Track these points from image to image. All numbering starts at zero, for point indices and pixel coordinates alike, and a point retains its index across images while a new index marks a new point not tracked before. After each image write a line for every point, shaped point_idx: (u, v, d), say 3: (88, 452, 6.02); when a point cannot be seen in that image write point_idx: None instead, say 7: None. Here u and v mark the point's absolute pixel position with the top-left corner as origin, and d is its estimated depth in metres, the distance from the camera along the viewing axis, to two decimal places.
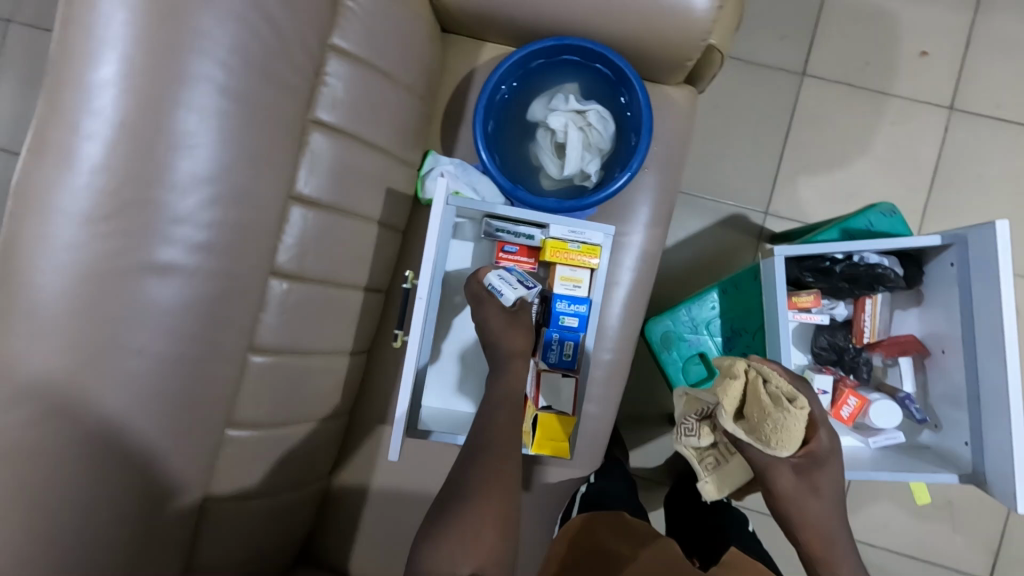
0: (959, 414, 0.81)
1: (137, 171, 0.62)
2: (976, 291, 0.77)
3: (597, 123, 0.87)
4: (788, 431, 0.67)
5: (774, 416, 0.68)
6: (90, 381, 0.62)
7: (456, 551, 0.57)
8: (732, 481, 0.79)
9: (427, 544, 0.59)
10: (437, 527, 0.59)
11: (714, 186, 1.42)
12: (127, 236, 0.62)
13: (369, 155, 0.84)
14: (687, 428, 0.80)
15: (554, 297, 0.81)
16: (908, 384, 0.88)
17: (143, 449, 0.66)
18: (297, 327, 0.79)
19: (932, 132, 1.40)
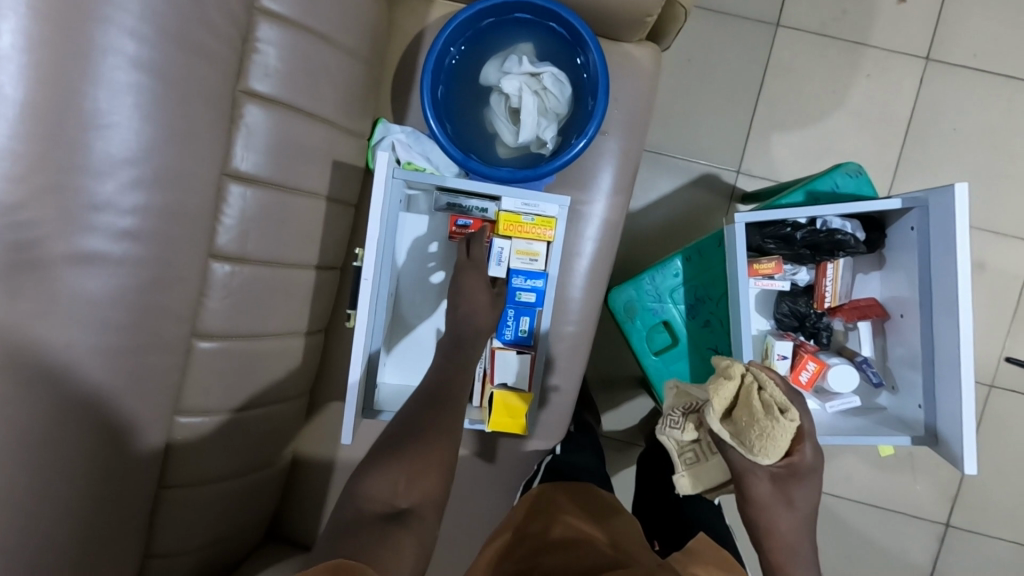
0: (914, 376, 0.81)
1: (50, 155, 0.58)
2: (933, 255, 0.76)
3: (552, 86, 0.82)
4: (773, 440, 0.68)
5: (762, 424, 0.69)
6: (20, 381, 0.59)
7: (397, 484, 0.57)
8: (708, 479, 0.80)
9: (367, 474, 0.58)
10: (381, 460, 0.59)
11: (685, 145, 1.38)
12: (44, 225, 0.59)
13: (312, 128, 0.79)
14: (672, 420, 0.81)
15: (510, 273, 0.78)
16: (867, 349, 0.88)
17: (85, 445, 0.64)
18: (244, 311, 0.77)
19: (907, 84, 1.37)
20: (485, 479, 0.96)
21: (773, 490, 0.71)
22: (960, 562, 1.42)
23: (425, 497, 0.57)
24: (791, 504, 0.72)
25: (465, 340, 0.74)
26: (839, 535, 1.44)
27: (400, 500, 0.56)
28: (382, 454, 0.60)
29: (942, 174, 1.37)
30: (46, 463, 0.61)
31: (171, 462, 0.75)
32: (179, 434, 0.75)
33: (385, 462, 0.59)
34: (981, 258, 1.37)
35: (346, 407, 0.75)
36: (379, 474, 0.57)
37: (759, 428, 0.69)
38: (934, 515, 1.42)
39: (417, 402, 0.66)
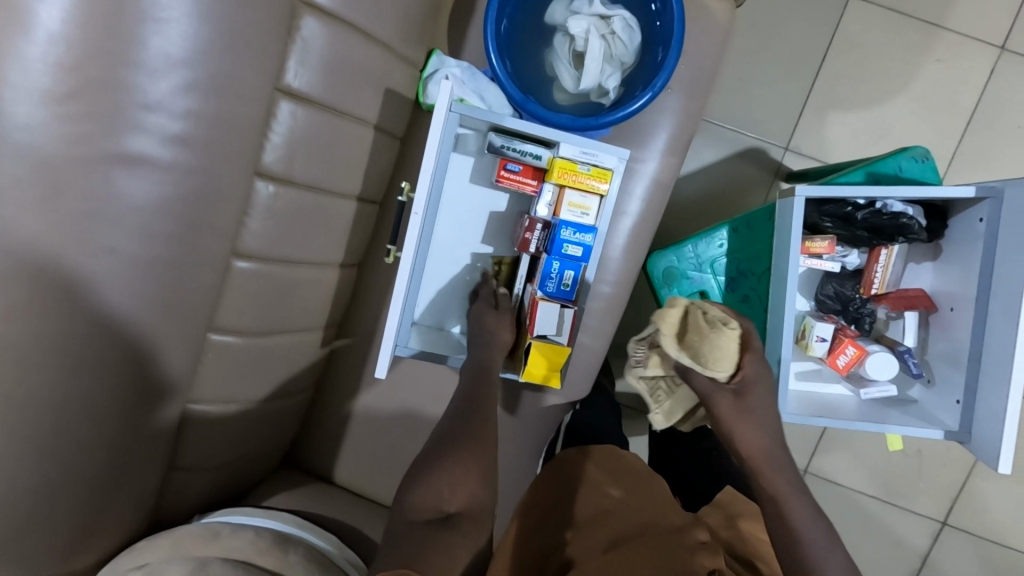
0: (952, 373, 0.80)
1: (104, 45, 0.55)
2: (1002, 250, 0.73)
3: (621, 32, 0.78)
4: (723, 350, 0.76)
5: (712, 337, 0.75)
6: (66, 276, 0.58)
7: (444, 488, 0.60)
8: (678, 410, 0.86)
9: (416, 483, 0.61)
10: (425, 467, 0.62)
11: (733, 116, 1.33)
12: (95, 119, 0.56)
13: (368, 49, 0.75)
14: (637, 358, 0.88)
15: (559, 223, 0.74)
16: (910, 339, 0.85)
17: (120, 351, 0.63)
18: (284, 234, 0.75)
19: (977, 74, 1.30)
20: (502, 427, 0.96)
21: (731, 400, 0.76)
22: (950, 559, 1.44)
23: (470, 500, 0.61)
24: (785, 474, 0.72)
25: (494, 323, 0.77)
26: (836, 523, 1.46)
27: (447, 505, 0.60)
28: (427, 460, 0.63)
29: (999, 173, 1.32)
30: (79, 363, 0.60)
31: (201, 381, 0.75)
32: (210, 353, 0.75)
33: (431, 467, 0.62)
34: None
35: (382, 340, 0.72)
36: (425, 482, 0.61)
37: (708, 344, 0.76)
38: (932, 511, 1.43)
39: (463, 401, 0.69)
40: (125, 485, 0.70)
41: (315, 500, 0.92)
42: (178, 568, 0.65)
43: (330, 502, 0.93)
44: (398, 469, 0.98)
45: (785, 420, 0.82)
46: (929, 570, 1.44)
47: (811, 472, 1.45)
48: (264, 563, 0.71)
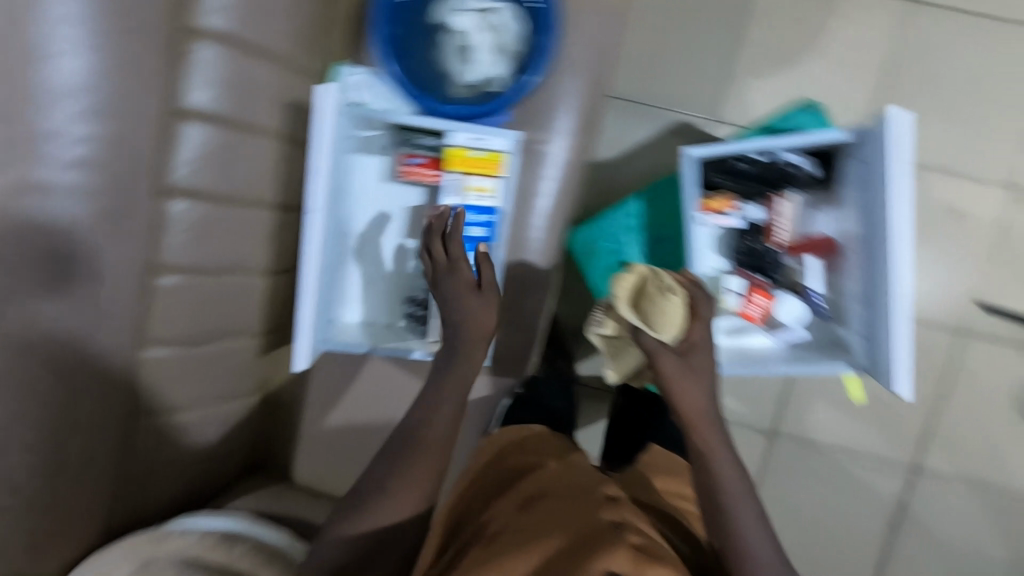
0: (853, 314, 0.84)
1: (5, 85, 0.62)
2: (879, 188, 0.76)
3: (504, 24, 0.83)
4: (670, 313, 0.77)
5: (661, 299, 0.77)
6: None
7: (376, 516, 0.71)
8: (626, 367, 0.88)
9: (354, 507, 0.72)
10: (364, 501, 0.72)
11: (657, 93, 1.37)
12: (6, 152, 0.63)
13: (265, 65, 0.80)
14: (594, 318, 0.89)
15: (460, 208, 0.79)
16: (818, 282, 0.89)
17: (51, 361, 0.68)
18: (202, 245, 0.79)
19: (888, 27, 1.34)
20: None
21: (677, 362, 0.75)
22: (919, 499, 1.49)
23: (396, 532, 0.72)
24: (700, 423, 0.75)
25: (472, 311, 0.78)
26: (807, 479, 1.48)
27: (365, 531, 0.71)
28: (369, 484, 0.73)
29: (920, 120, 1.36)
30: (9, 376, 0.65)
31: (141, 397, 0.79)
32: (146, 369, 0.78)
33: (366, 500, 0.72)
34: (952, 205, 1.38)
35: (300, 333, 0.75)
36: (356, 515, 0.71)
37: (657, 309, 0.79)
38: (897, 454, 1.48)
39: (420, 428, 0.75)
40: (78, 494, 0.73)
41: (274, 501, 0.95)
42: None
43: (290, 502, 0.96)
44: (353, 464, 1.01)
45: (725, 374, 0.84)
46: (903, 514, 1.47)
47: (778, 432, 1.47)
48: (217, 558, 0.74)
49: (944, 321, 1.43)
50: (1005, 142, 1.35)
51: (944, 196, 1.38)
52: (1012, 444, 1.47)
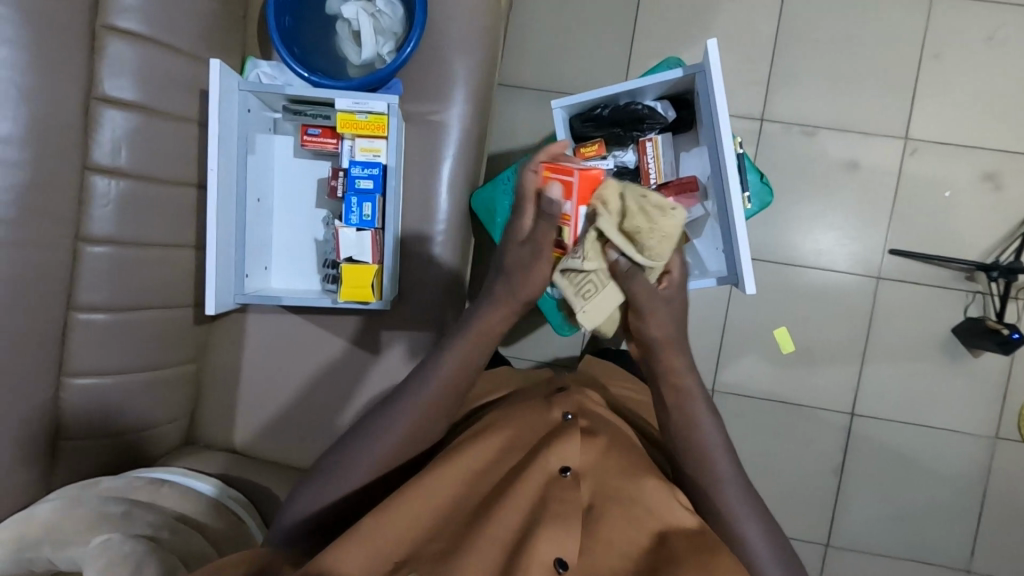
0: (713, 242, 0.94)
1: None
2: (704, 120, 0.89)
3: (384, 8, 0.95)
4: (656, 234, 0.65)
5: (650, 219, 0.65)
6: None
7: (383, 443, 0.73)
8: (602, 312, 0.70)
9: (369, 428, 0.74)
10: (383, 415, 0.74)
11: (569, 82, 1.49)
12: None
13: (174, 59, 0.93)
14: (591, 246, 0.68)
15: (350, 163, 0.89)
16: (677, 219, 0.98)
17: None
18: (128, 218, 0.89)
19: (769, 4, 1.47)
20: (375, 369, 1.07)
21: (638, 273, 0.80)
22: (868, 447, 1.50)
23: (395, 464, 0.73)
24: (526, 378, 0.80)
25: (530, 275, 0.71)
26: (752, 435, 1.52)
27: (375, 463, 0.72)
28: (390, 405, 0.75)
29: (810, 83, 1.47)
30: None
31: (70, 352, 0.87)
32: (77, 329, 0.87)
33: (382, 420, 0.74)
34: (852, 159, 1.47)
35: (206, 280, 0.84)
36: (371, 436, 0.73)
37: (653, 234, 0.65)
38: (840, 405, 1.50)
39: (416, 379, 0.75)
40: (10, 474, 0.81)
41: (212, 463, 1.02)
42: (47, 503, 0.77)
43: (228, 465, 1.02)
44: (288, 430, 1.08)
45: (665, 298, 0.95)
46: (848, 461, 1.50)
47: (719, 391, 1.52)
48: (136, 496, 0.82)
49: (865, 270, 1.48)
50: (891, 97, 1.46)
51: (845, 151, 1.47)
52: (953, 386, 1.48)
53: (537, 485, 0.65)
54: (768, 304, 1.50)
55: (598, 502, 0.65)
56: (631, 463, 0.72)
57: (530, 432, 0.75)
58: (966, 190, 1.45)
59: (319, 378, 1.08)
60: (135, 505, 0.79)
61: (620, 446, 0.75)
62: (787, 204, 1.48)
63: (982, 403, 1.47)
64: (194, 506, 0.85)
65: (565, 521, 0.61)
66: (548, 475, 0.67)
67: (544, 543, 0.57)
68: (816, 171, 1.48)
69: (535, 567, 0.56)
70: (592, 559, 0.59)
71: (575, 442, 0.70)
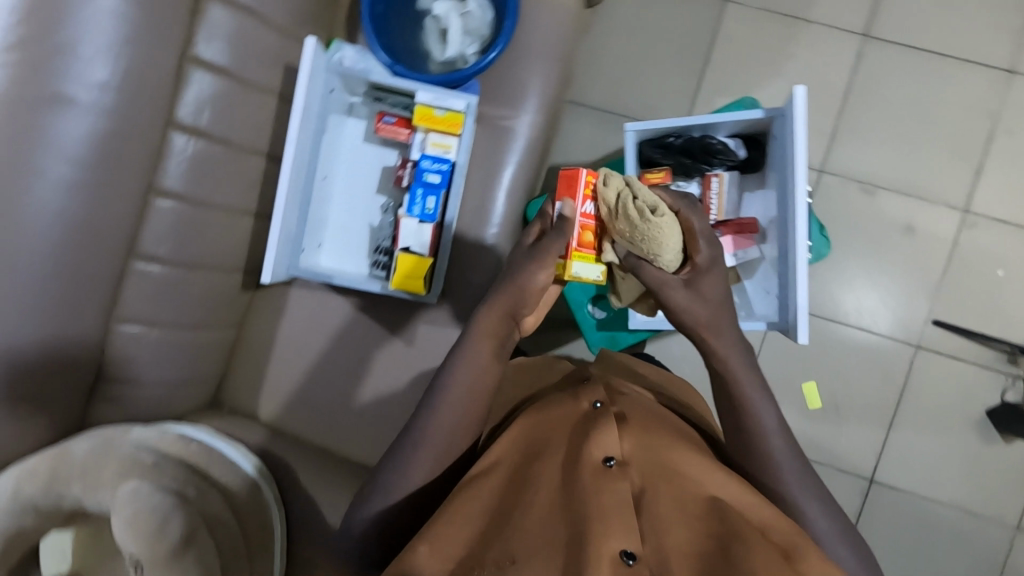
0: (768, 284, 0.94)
1: (44, 57, 0.77)
2: (779, 163, 0.89)
3: (475, 10, 0.97)
4: (656, 237, 0.76)
5: (643, 226, 0.76)
6: (10, 215, 0.77)
7: (411, 465, 0.69)
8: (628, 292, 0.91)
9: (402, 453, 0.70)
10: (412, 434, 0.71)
11: (634, 107, 1.49)
12: (36, 94, 0.77)
13: (267, 31, 0.95)
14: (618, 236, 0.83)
15: (420, 156, 0.90)
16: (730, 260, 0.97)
17: (31, 317, 0.79)
18: (198, 177, 0.92)
19: (845, 57, 1.46)
20: (407, 359, 1.08)
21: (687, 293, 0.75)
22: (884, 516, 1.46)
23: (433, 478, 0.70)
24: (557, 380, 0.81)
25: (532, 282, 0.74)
26: None
27: (412, 481, 0.69)
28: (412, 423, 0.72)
29: (874, 142, 1.46)
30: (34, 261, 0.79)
31: (126, 297, 0.89)
32: (133, 277, 0.89)
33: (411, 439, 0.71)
34: (907, 223, 1.45)
35: (266, 249, 0.86)
36: (399, 464, 0.70)
37: (644, 233, 0.77)
38: (860, 468, 1.46)
39: (445, 390, 0.72)
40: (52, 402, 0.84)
41: (235, 428, 1.03)
42: (84, 442, 0.77)
43: (249, 432, 1.03)
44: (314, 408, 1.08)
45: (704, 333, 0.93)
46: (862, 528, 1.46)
47: None
48: (167, 448, 0.83)
49: (905, 335, 1.45)
50: (954, 167, 1.44)
51: (901, 213, 1.45)
52: (978, 466, 1.44)
53: (586, 481, 0.60)
54: (801, 355, 1.48)
55: (650, 491, 0.60)
56: (670, 443, 0.68)
57: (562, 422, 0.71)
58: (1019, 270, 1.43)
59: (351, 361, 1.08)
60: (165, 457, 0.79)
61: (655, 428, 0.71)
62: (834, 259, 1.47)
63: (1006, 488, 1.44)
64: (220, 469, 0.86)
65: (623, 517, 0.56)
66: (593, 467, 0.62)
67: (611, 538, 0.54)
68: (869, 230, 1.46)
69: (603, 564, 0.51)
70: (664, 557, 0.54)
71: (612, 431, 0.66)
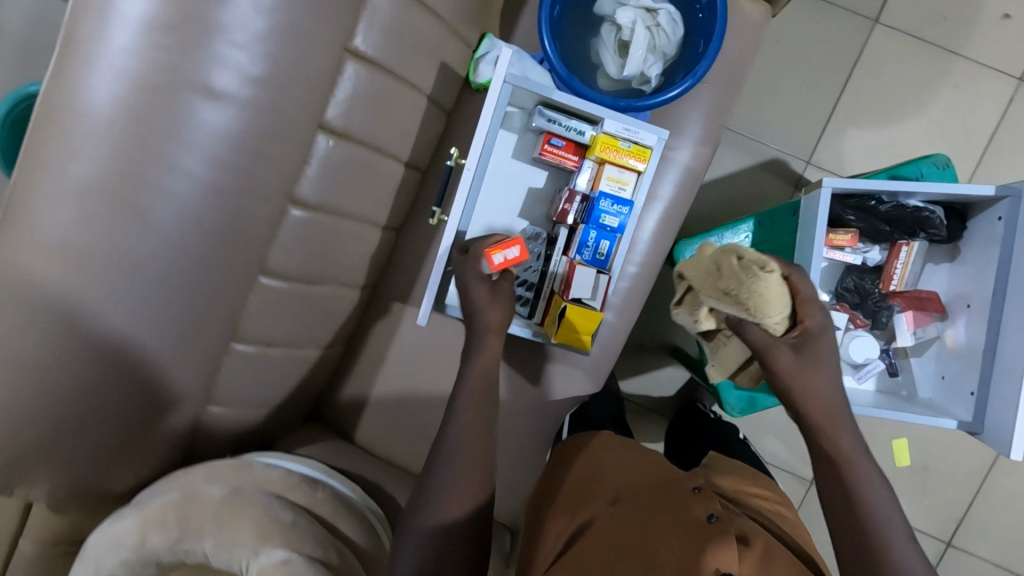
0: (952, 371, 0.85)
1: (188, 36, 0.62)
2: (1003, 248, 0.79)
3: (666, 24, 0.83)
4: (765, 297, 0.65)
5: (750, 286, 0.66)
6: (129, 224, 0.63)
7: (450, 503, 0.64)
8: (731, 364, 0.78)
9: (433, 489, 0.65)
10: (443, 467, 0.66)
11: (761, 127, 1.36)
12: (172, 76, 0.62)
13: (427, 19, 0.81)
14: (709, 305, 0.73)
15: (599, 195, 0.79)
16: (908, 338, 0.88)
17: (150, 344, 0.68)
18: (336, 186, 0.79)
19: (995, 102, 1.34)
20: (523, 398, 0.99)
21: (794, 375, 0.67)
22: None
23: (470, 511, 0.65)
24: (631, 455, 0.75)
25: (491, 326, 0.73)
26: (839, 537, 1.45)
27: (450, 513, 0.64)
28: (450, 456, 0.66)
29: None
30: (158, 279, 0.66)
31: (246, 317, 0.78)
32: (257, 294, 0.78)
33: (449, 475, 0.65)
34: None
35: (426, 292, 0.84)
36: (437, 496, 0.64)
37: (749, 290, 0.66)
38: (940, 531, 1.42)
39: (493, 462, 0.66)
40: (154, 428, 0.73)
41: (338, 455, 0.94)
42: (215, 486, 0.70)
43: (352, 460, 0.95)
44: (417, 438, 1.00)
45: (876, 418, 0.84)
46: None
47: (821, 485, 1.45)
48: (294, 497, 0.75)
49: None
50: None
51: None
52: None
53: None
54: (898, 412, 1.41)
55: None
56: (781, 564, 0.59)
57: (666, 518, 0.63)
58: None
59: None
60: (300, 513, 0.70)
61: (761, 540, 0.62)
62: None
63: None
64: (345, 523, 0.76)
65: None
66: None
67: None
68: None
69: None
70: None
71: (731, 544, 0.58)
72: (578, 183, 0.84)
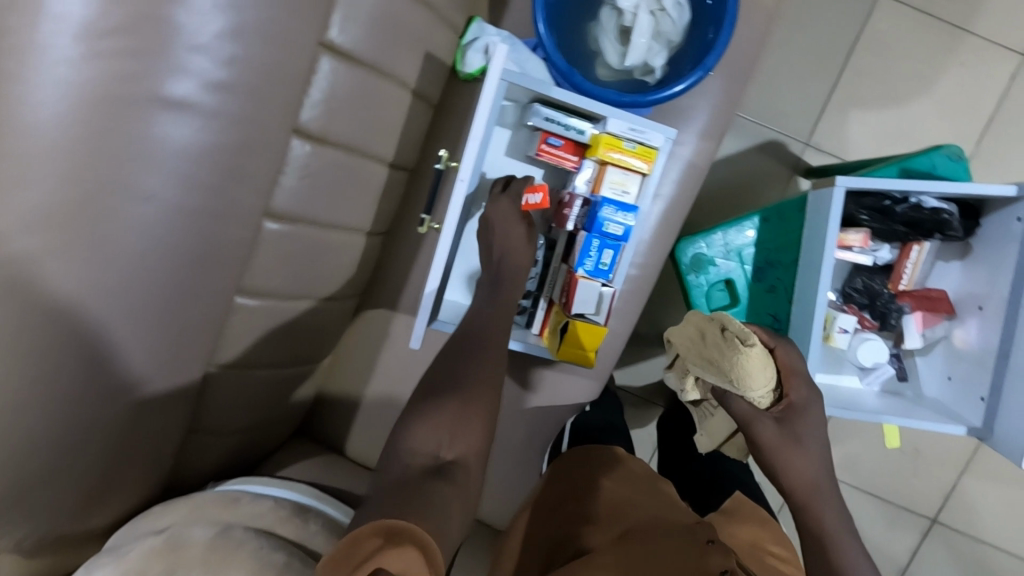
0: (962, 373, 0.83)
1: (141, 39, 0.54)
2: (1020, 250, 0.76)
3: (671, 9, 0.77)
4: (747, 370, 0.68)
5: (730, 357, 0.69)
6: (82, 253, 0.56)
7: (439, 437, 0.58)
8: (718, 434, 0.82)
9: (417, 423, 0.59)
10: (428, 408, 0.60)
11: (759, 107, 1.30)
12: (123, 86, 0.54)
13: (411, 6, 0.73)
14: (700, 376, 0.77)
15: (600, 201, 0.73)
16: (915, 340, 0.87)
17: (115, 381, 0.62)
18: (316, 195, 0.73)
19: (998, 80, 1.30)
20: (522, 407, 0.95)
21: (779, 432, 0.67)
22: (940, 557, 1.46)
23: (468, 451, 0.59)
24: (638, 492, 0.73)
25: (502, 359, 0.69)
26: None
27: (445, 451, 0.58)
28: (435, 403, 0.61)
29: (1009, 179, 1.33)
30: (122, 311, 0.60)
31: (224, 341, 0.72)
32: (236, 315, 0.72)
33: (428, 409, 0.61)
34: None
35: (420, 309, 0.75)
36: (422, 426, 0.59)
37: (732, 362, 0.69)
38: (925, 509, 1.45)
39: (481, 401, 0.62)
40: (130, 468, 0.68)
41: (330, 470, 0.90)
42: (203, 529, 0.65)
43: (344, 475, 0.91)
44: None
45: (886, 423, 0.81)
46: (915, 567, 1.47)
47: None
48: (285, 532, 0.70)
49: None
50: None
51: None
52: None
53: None
54: None
55: None
56: None
57: None
58: None
59: None
60: (295, 550, 0.66)
61: None
62: None
63: None
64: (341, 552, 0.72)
65: None
66: None
67: None
68: None
69: None
70: None
71: None
72: (578, 186, 0.78)
